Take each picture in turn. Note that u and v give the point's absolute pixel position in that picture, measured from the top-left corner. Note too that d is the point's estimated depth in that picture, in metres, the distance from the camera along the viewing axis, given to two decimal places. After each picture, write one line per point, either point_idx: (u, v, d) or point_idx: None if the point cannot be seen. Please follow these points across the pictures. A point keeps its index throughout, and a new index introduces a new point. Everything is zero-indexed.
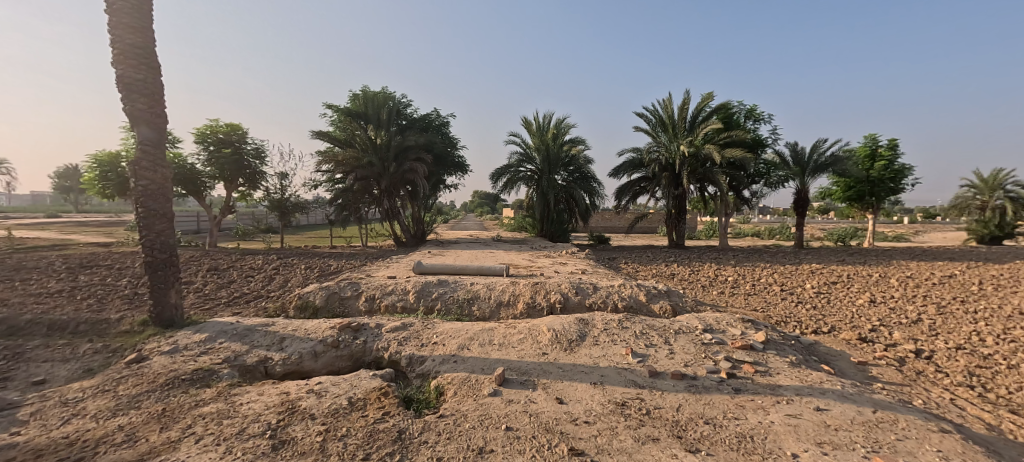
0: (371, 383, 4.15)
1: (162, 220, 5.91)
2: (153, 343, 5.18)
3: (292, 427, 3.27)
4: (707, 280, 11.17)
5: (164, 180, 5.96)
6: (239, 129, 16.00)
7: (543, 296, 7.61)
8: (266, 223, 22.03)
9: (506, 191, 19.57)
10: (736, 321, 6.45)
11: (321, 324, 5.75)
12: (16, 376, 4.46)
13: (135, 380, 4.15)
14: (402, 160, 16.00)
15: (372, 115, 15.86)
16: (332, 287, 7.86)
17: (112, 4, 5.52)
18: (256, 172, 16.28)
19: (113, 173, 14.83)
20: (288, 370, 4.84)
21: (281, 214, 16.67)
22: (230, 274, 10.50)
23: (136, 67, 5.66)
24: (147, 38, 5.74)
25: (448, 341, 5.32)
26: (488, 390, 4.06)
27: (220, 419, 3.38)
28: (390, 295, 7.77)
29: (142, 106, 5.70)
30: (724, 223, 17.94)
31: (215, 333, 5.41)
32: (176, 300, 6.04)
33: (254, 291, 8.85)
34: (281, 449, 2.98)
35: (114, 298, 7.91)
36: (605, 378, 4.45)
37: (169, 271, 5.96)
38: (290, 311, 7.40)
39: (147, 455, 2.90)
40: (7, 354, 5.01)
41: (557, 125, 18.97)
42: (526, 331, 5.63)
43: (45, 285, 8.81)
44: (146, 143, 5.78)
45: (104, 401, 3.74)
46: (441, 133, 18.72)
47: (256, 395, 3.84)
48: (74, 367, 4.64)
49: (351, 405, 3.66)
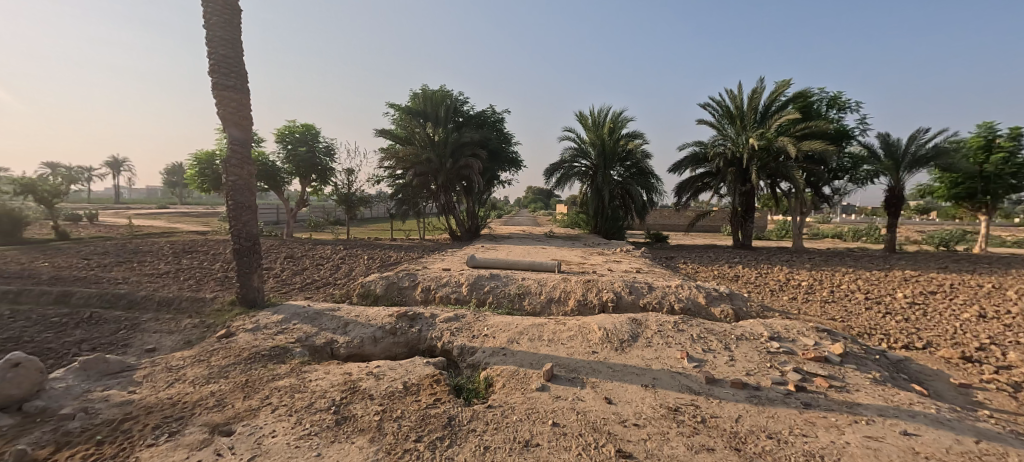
0: (424, 370, 4.34)
1: (248, 212, 6.58)
2: (239, 321, 5.82)
3: (353, 405, 3.53)
4: (777, 284, 10.34)
5: (249, 176, 6.61)
6: (312, 128, 17.38)
7: (595, 294, 7.50)
8: (334, 216, 23.69)
9: (558, 187, 19.44)
10: (809, 330, 5.93)
11: (381, 312, 6.10)
12: (133, 343, 5.24)
13: (225, 353, 4.69)
14: (458, 157, 16.42)
15: (430, 112, 16.46)
16: (391, 277, 8.33)
17: (209, 20, 6.23)
18: (327, 168, 17.57)
19: (209, 170, 16.75)
20: (351, 352, 5.21)
21: (347, 207, 17.83)
22: (303, 262, 11.50)
23: (228, 74, 6.33)
24: (237, 49, 6.41)
25: (499, 334, 5.43)
26: (536, 385, 4.10)
27: (292, 392, 3.73)
28: (444, 287, 8.08)
29: (232, 109, 6.36)
30: (798, 223, 16.41)
31: (290, 315, 5.94)
32: (258, 283, 6.69)
33: (323, 278, 9.61)
34: (344, 424, 3.23)
35: (209, 279, 9.00)
36: (657, 382, 4.30)
37: (252, 257, 6.62)
38: (354, 298, 7.95)
39: (233, 419, 3.28)
40: (127, 325, 5.90)
41: (614, 118, 18.39)
42: (576, 329, 5.59)
43: (156, 267, 10.22)
44: (235, 143, 6.45)
45: (200, 369, 4.28)
46: (496, 129, 18.91)
47: (324, 373, 4.19)
48: (177, 338, 5.35)
49: (406, 389, 3.87)
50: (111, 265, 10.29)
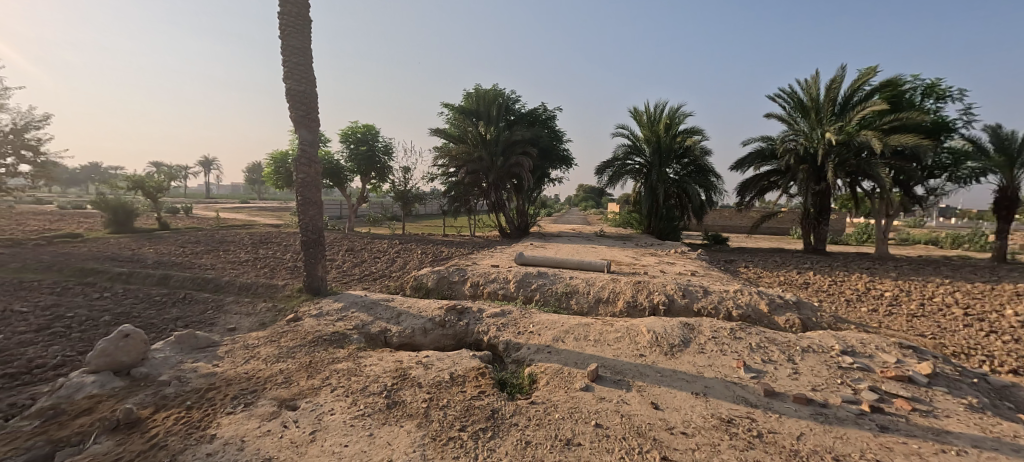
0: (470, 362, 4.47)
1: (314, 207, 7.11)
2: (305, 307, 6.34)
3: (403, 391, 3.73)
4: (854, 293, 9.39)
5: (316, 174, 7.14)
6: (373, 129, 18.41)
7: (645, 296, 7.27)
8: (390, 211, 24.90)
9: (610, 185, 19.00)
10: (890, 346, 5.35)
11: (432, 305, 6.35)
12: (218, 322, 5.90)
13: (292, 335, 5.14)
14: (509, 155, 16.59)
15: (483, 111, 16.77)
16: (442, 272, 8.62)
17: (283, 31, 6.80)
18: (385, 167, 18.51)
19: (283, 168, 18.31)
20: (403, 341, 5.48)
21: (403, 203, 18.68)
22: (363, 255, 12.23)
23: (299, 80, 6.88)
24: (307, 56, 6.94)
25: (545, 332, 5.45)
26: (580, 384, 4.07)
27: (349, 375, 4.01)
28: (493, 283, 8.23)
29: (301, 112, 6.90)
30: (883, 227, 14.76)
31: (349, 304, 6.37)
32: (322, 273, 7.22)
33: (380, 270, 10.17)
34: (395, 408, 3.42)
35: (281, 268, 9.86)
36: (709, 390, 4.10)
37: (317, 248, 7.13)
38: (407, 290, 8.33)
39: (298, 395, 3.59)
40: (213, 306, 6.65)
41: (671, 114, 17.61)
42: (624, 330, 5.47)
43: (238, 255, 11.38)
44: (304, 144, 7.00)
45: (271, 349, 4.72)
46: (547, 127, 18.85)
47: (378, 360, 4.44)
48: (254, 320, 5.94)
49: (452, 380, 4.01)
50: (202, 252, 11.62)
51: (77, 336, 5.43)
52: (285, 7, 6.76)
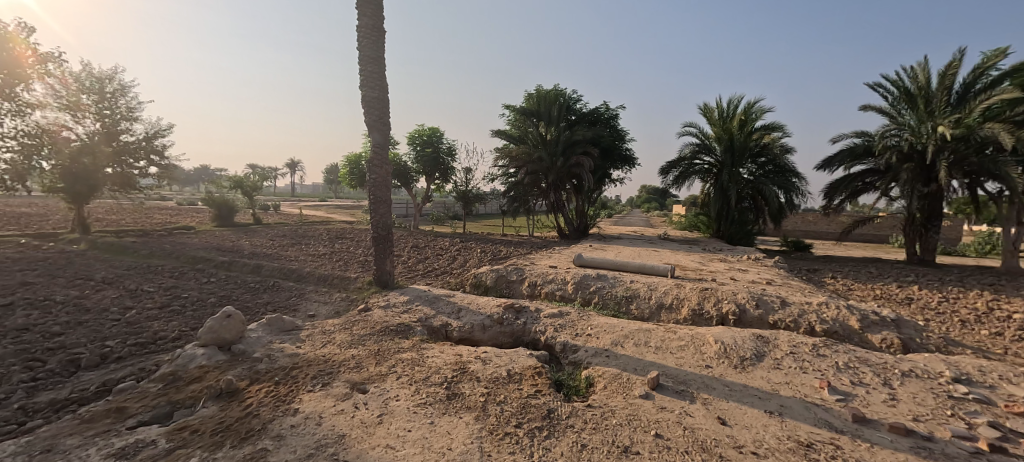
0: (527, 361, 4.52)
1: (383, 205, 7.58)
2: (375, 298, 6.80)
3: (462, 384, 3.86)
4: (971, 313, 8.06)
5: (386, 174, 7.60)
6: (438, 131, 19.22)
7: (713, 304, 6.84)
8: (452, 210, 25.79)
9: (676, 186, 18.10)
10: (1019, 378, 4.52)
11: (490, 302, 6.49)
12: (301, 308, 6.53)
13: (363, 324, 5.54)
14: (569, 155, 16.44)
15: (544, 112, 16.78)
16: (500, 270, 8.78)
17: (361, 41, 7.34)
18: (448, 168, 19.23)
19: (357, 169, 19.75)
20: (462, 336, 5.67)
21: (464, 203, 19.26)
22: (426, 251, 12.82)
23: (373, 87, 7.38)
24: (381, 65, 7.43)
25: (603, 336, 5.34)
26: (639, 391, 3.94)
27: (413, 365, 4.24)
28: (550, 283, 8.22)
29: (374, 117, 7.39)
30: (1014, 237, 12.49)
31: (414, 297, 6.72)
32: (390, 268, 7.68)
33: (442, 267, 10.58)
34: (454, 399, 3.56)
35: (354, 262, 10.66)
36: (785, 410, 3.77)
37: (386, 244, 7.60)
38: (467, 287, 8.61)
39: (368, 379, 3.87)
40: (297, 294, 7.36)
41: (747, 110, 16.35)
42: (688, 339, 5.20)
43: (318, 248, 12.48)
44: (376, 146, 7.49)
45: (345, 335, 5.13)
46: (610, 126, 18.39)
47: (439, 352, 4.64)
48: (331, 308, 6.50)
49: (510, 377, 4.08)
50: (288, 245, 12.90)
51: (190, 315, 6.32)
52: (363, 20, 7.30)
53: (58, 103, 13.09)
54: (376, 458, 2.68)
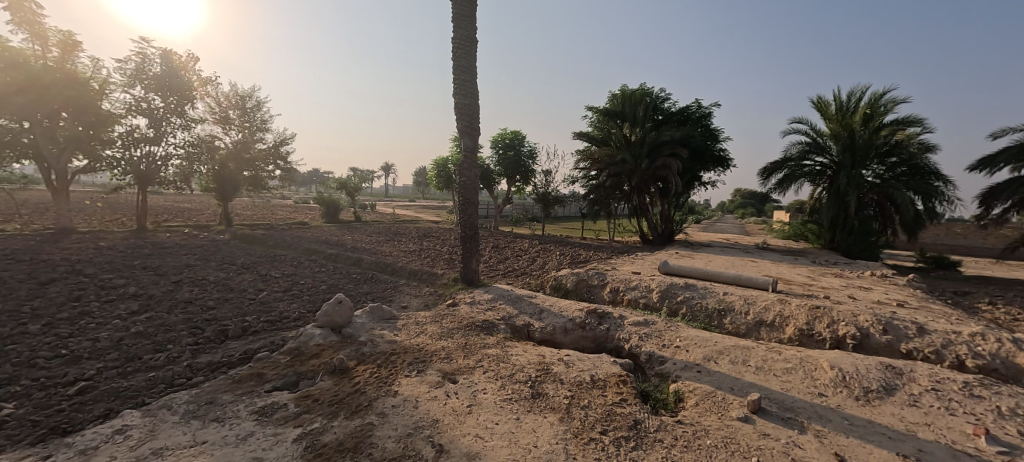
0: (611, 368, 4.41)
1: (471, 206, 7.95)
2: (461, 294, 7.16)
3: (546, 384, 3.89)
4: None
5: (474, 177, 7.96)
6: (519, 134, 19.60)
7: (826, 325, 6.02)
8: (532, 212, 26.08)
9: (779, 190, 16.25)
10: None
11: (572, 305, 6.46)
12: (396, 300, 7.13)
13: (452, 318, 5.87)
14: (655, 156, 15.63)
15: (628, 112, 16.20)
16: (581, 274, 8.68)
17: (455, 52, 7.79)
18: (529, 170, 19.50)
19: (443, 171, 20.95)
20: (544, 337, 5.73)
21: (544, 205, 19.36)
22: (507, 252, 13.15)
23: (465, 95, 7.79)
24: (472, 73, 7.82)
25: (693, 349, 5.01)
26: (736, 413, 3.62)
27: (499, 361, 4.39)
28: (634, 290, 7.92)
29: (465, 123, 7.80)
30: None
31: (497, 295, 6.95)
32: (475, 266, 8.02)
33: (522, 268, 10.77)
34: (538, 399, 3.61)
35: (441, 259, 11.33)
36: (925, 456, 3.19)
37: (473, 244, 7.95)
38: (547, 289, 8.65)
39: (457, 371, 4.09)
40: (392, 287, 8.04)
41: (874, 102, 14.13)
42: (795, 361, 4.66)
43: (409, 245, 13.51)
44: (467, 150, 7.89)
45: (436, 327, 5.47)
46: (702, 125, 17.13)
47: (522, 351, 4.73)
48: (422, 301, 6.99)
49: (593, 382, 4.01)
50: (383, 241, 14.15)
51: (307, 299, 7.24)
52: (458, 32, 7.73)
53: (214, 118, 15.93)
54: (468, 445, 2.83)
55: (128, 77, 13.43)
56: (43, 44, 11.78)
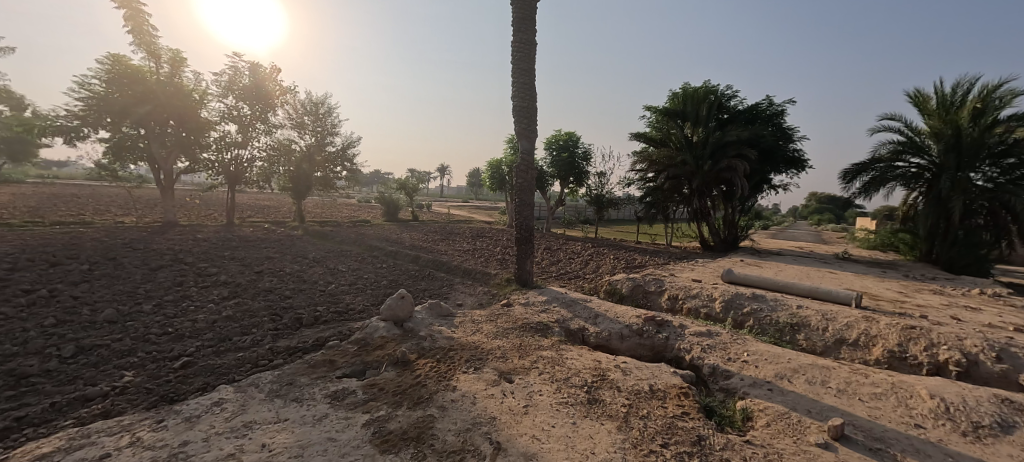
0: (672, 379, 4.22)
1: (526, 208, 7.99)
2: (516, 295, 7.23)
3: (602, 390, 3.82)
4: None
5: (531, 178, 8.00)
6: (574, 136, 19.39)
7: (923, 348, 5.34)
8: (584, 215, 25.71)
9: (864, 195, 14.64)
10: None
11: (629, 311, 6.28)
12: (452, 297, 7.35)
13: (506, 318, 5.94)
14: (719, 158, 14.74)
15: (690, 112, 15.43)
16: (637, 280, 8.40)
17: (514, 55, 7.89)
18: (583, 172, 19.22)
19: (497, 173, 21.25)
20: (599, 343, 5.62)
21: (598, 208, 18.99)
22: (559, 254, 13.07)
23: (523, 97, 7.86)
24: (531, 76, 7.87)
25: (763, 365, 4.67)
26: (814, 438, 3.31)
27: (554, 364, 4.37)
28: (694, 299, 7.53)
29: (523, 125, 7.87)
30: None
31: (552, 298, 6.93)
32: (529, 267, 8.05)
33: (575, 271, 10.64)
34: (595, 405, 3.55)
35: (494, 259, 11.50)
36: None
37: (527, 245, 7.98)
38: (601, 293, 8.47)
39: (513, 370, 4.13)
40: (448, 284, 8.30)
41: (988, 95, 12.29)
42: (886, 386, 4.18)
43: (463, 244, 13.86)
44: (524, 153, 7.96)
45: (491, 326, 5.57)
46: (773, 124, 15.90)
47: (577, 355, 4.68)
48: (476, 300, 7.14)
49: (652, 393, 3.86)
50: (439, 240, 14.65)
51: (370, 293, 7.68)
52: (517, 36, 7.82)
53: (292, 123, 17.41)
54: (525, 445, 2.85)
55: (223, 88, 15.10)
56: (158, 62, 13.61)
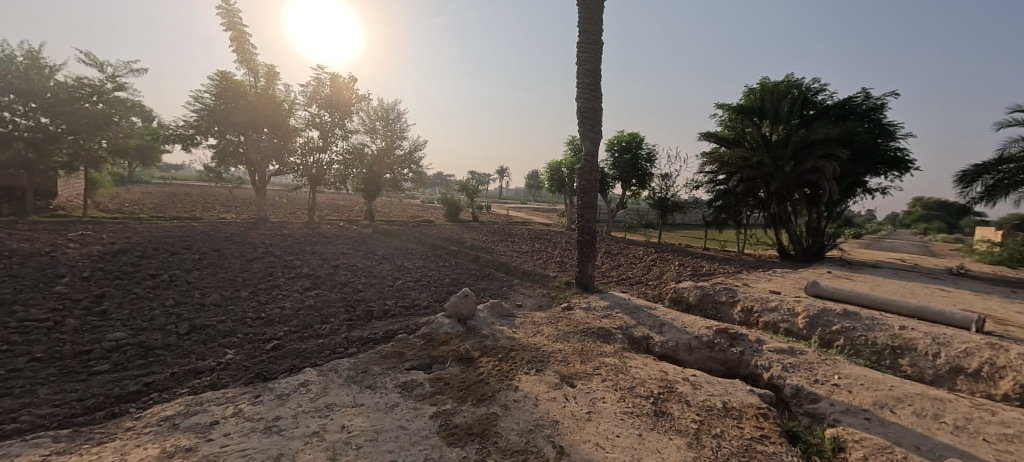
0: (748, 398, 3.91)
1: (589, 210, 7.84)
2: (577, 299, 7.13)
3: (670, 403, 3.63)
4: None
5: (595, 181, 7.85)
6: (638, 136, 18.71)
7: None
8: (647, 218, 24.73)
9: (987, 201, 12.54)
10: None
11: (698, 322, 5.92)
12: (512, 298, 7.41)
13: (567, 322, 5.87)
14: (802, 159, 13.42)
15: (769, 109, 14.22)
16: (706, 288, 7.89)
17: (579, 56, 7.80)
18: (646, 174, 18.48)
19: (556, 175, 21.12)
20: (665, 353, 5.36)
21: (662, 211, 18.16)
22: (620, 259, 12.68)
23: (588, 98, 7.74)
24: (597, 76, 7.74)
25: (858, 390, 4.16)
26: None
27: (617, 372, 4.23)
28: (773, 312, 6.91)
29: (587, 127, 7.75)
30: None
31: (614, 303, 6.73)
32: (591, 271, 7.90)
33: (637, 276, 10.26)
34: (662, 417, 3.39)
35: (553, 261, 11.45)
36: None
37: (589, 248, 7.84)
38: (666, 301, 8.08)
39: (575, 375, 4.07)
40: (507, 285, 8.39)
41: None
42: (1020, 428, 3.53)
43: (522, 246, 13.95)
44: (587, 154, 7.83)
45: (551, 329, 5.54)
46: (870, 120, 14.14)
47: (642, 365, 4.50)
48: (536, 302, 7.14)
49: (726, 411, 3.61)
50: (498, 241, 14.89)
51: (434, 290, 7.99)
52: (583, 36, 7.73)
53: (366, 129, 18.68)
54: (588, 452, 2.80)
55: (308, 98, 16.59)
56: (257, 76, 15.31)
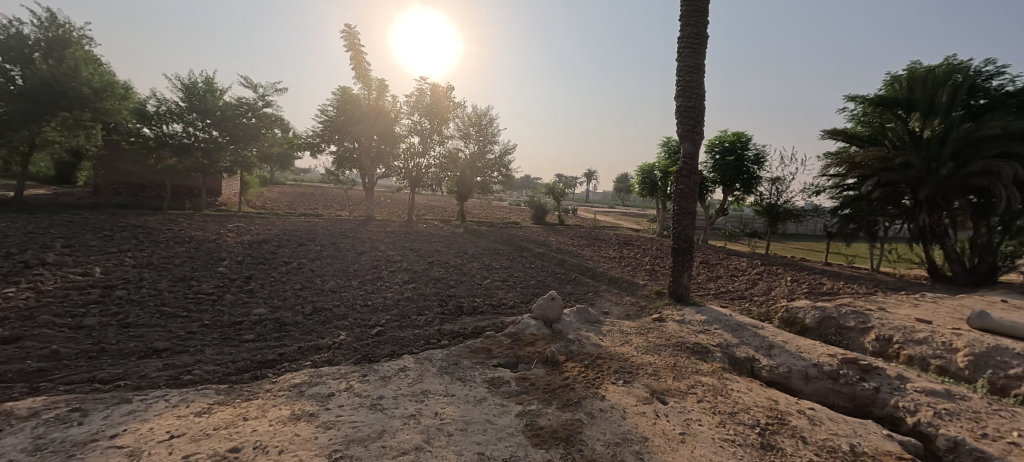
0: (885, 444, 3.30)
1: (687, 217, 7.32)
2: (669, 310, 6.69)
3: (780, 436, 3.22)
4: None
5: (694, 185, 7.30)
6: (744, 136, 16.97)
7: None
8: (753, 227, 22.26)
9: None
10: None
11: (818, 348, 5.16)
12: (599, 304, 7.23)
13: (658, 334, 5.54)
14: (968, 159, 10.91)
15: (921, 99, 11.83)
16: (828, 310, 6.84)
17: (681, 52, 7.33)
18: (753, 177, 16.65)
19: (648, 178, 20.10)
20: (774, 379, 4.76)
21: (771, 219, 16.20)
22: (719, 270, 11.62)
23: (689, 97, 7.24)
24: (700, 73, 7.20)
25: None
26: None
27: (716, 393, 3.87)
28: (920, 344, 5.73)
29: (687, 127, 7.25)
30: None
31: (712, 318, 6.18)
32: (686, 282, 7.36)
33: (739, 291, 9.30)
34: (770, 451, 3.01)
35: (642, 269, 10.91)
36: None
37: (685, 258, 7.31)
38: (775, 321, 7.19)
39: (667, 392, 3.82)
40: (594, 291, 8.21)
41: None
42: None
43: (609, 251, 13.54)
44: (687, 156, 7.32)
45: (641, 340, 5.27)
46: None
47: (746, 389, 4.05)
48: (624, 311, 6.86)
49: (854, 455, 3.08)
50: (584, 245, 14.65)
51: (520, 291, 8.14)
52: (686, 30, 7.26)
53: (461, 134, 19.77)
54: None
55: (412, 107, 18.12)
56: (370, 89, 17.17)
